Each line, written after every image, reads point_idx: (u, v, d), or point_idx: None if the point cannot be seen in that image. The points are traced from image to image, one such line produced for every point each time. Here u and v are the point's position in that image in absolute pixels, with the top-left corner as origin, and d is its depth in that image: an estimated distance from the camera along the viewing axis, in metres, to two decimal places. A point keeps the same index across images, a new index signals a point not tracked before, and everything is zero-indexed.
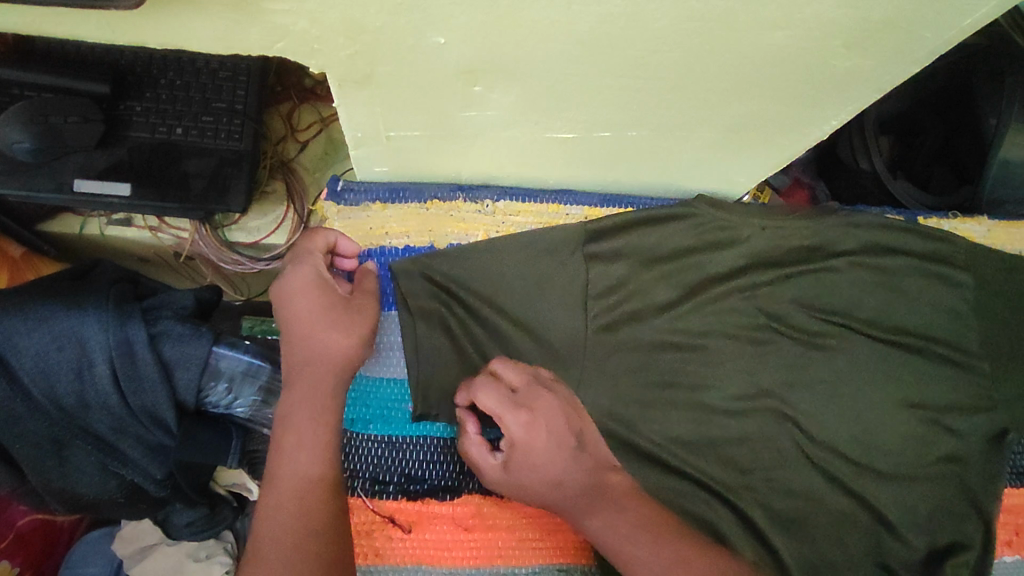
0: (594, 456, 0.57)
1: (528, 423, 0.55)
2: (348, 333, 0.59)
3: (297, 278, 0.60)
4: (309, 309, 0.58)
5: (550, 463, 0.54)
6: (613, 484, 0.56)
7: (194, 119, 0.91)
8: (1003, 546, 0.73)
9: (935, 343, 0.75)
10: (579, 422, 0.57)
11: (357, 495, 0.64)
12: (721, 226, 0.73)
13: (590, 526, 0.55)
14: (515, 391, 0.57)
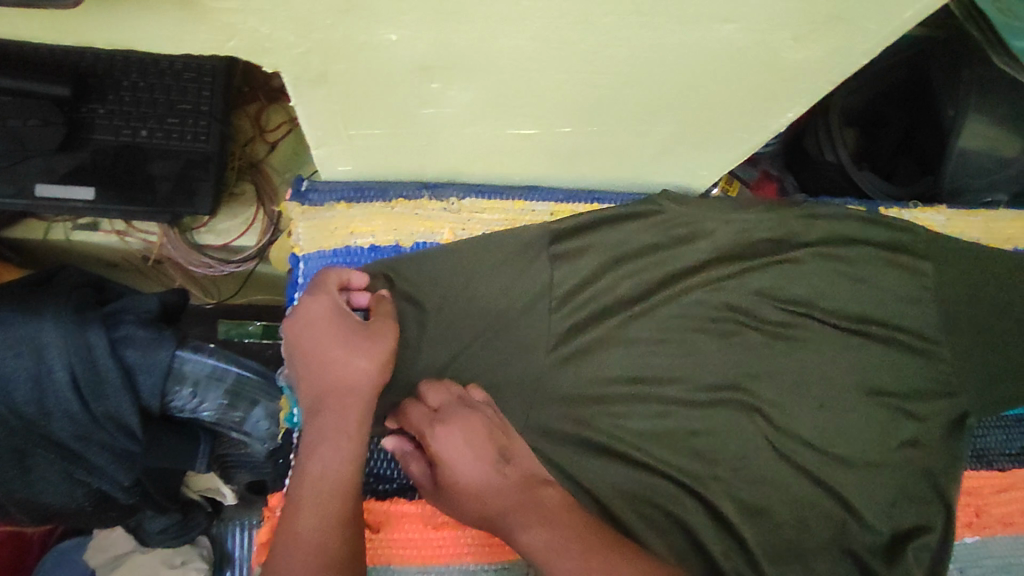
0: (522, 471, 0.56)
1: (444, 437, 0.56)
2: (366, 356, 0.57)
3: (308, 313, 0.58)
4: (325, 340, 0.57)
5: (472, 477, 0.55)
6: (544, 498, 0.55)
7: (159, 121, 0.90)
8: (963, 528, 0.74)
9: (896, 330, 0.77)
10: (505, 438, 0.57)
11: None
12: (685, 220, 0.74)
13: (522, 542, 0.52)
14: (436, 408, 0.58)
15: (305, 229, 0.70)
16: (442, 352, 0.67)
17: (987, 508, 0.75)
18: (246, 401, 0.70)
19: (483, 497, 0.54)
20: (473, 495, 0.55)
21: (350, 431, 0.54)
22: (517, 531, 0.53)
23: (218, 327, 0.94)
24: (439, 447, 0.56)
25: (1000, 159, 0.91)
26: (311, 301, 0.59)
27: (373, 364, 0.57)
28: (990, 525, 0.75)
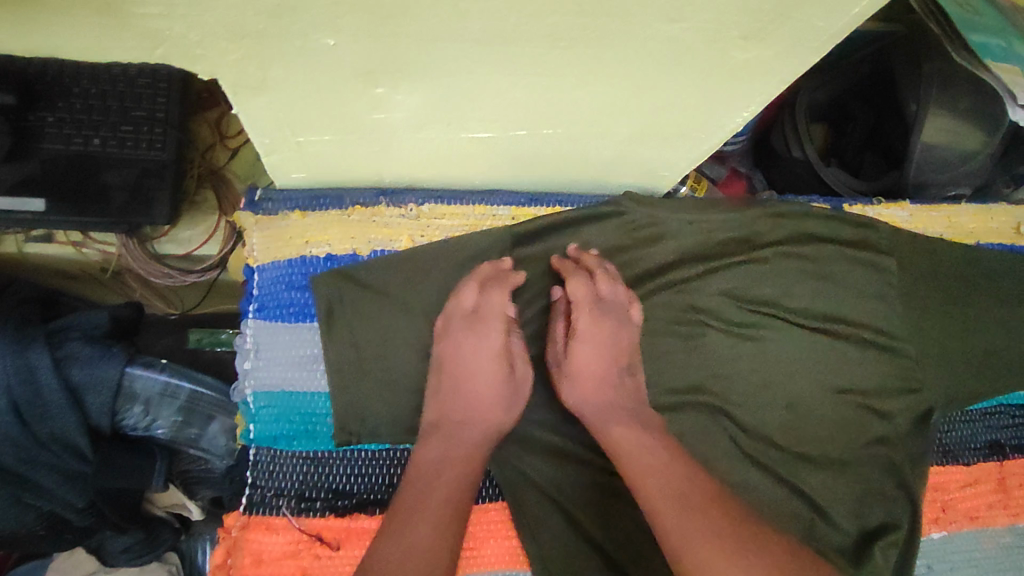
0: (637, 386, 0.68)
1: (597, 327, 0.67)
2: (502, 411, 0.65)
3: (477, 343, 0.65)
4: (482, 383, 0.64)
5: (601, 367, 0.66)
6: (647, 415, 0.65)
7: (113, 129, 0.88)
8: (930, 523, 0.74)
9: (861, 329, 0.77)
10: (631, 355, 0.69)
11: (283, 515, 0.62)
12: (649, 222, 0.73)
13: (613, 433, 0.63)
14: (602, 296, 0.68)
15: (259, 239, 0.68)
16: (405, 362, 0.67)
17: (953, 503, 0.76)
18: (201, 417, 0.68)
19: (603, 386, 0.66)
20: (592, 383, 0.66)
21: (475, 452, 0.62)
22: (611, 426, 0.64)
23: (189, 335, 0.97)
24: (589, 333, 0.66)
25: (964, 153, 0.91)
26: (484, 334, 0.65)
27: (504, 419, 0.65)
28: (955, 519, 0.75)
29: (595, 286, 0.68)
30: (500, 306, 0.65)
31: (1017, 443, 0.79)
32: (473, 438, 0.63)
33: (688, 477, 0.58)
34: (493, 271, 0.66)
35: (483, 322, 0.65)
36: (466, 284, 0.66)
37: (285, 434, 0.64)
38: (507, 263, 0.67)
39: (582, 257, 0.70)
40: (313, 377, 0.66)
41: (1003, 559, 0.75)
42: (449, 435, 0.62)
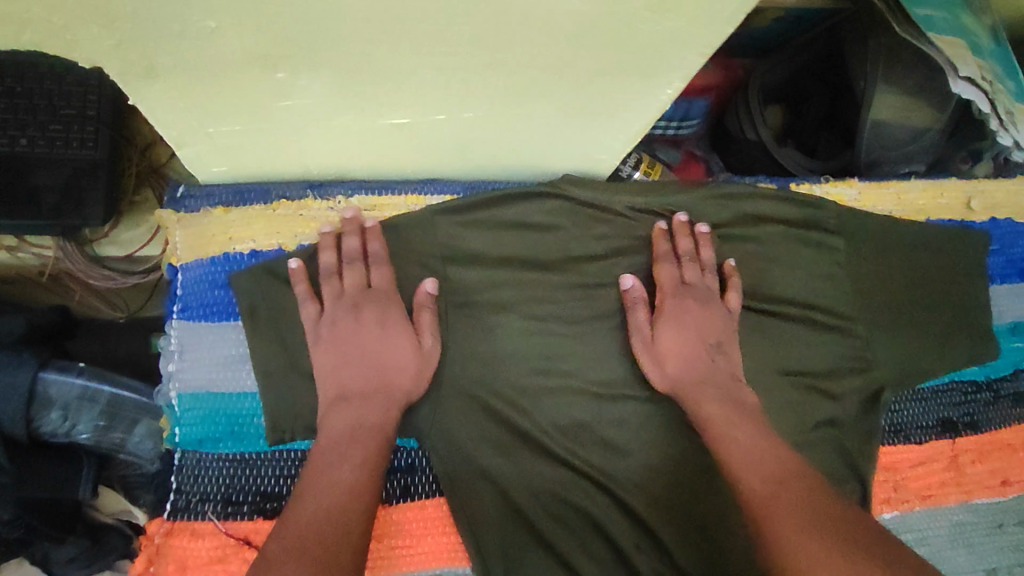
0: (730, 367, 0.69)
1: (682, 309, 0.70)
2: (411, 378, 0.64)
3: (365, 316, 0.64)
4: (384, 353, 0.63)
5: (689, 346, 0.69)
6: (741, 397, 0.67)
7: (40, 128, 0.83)
8: (881, 503, 0.73)
9: (809, 309, 0.75)
10: (725, 336, 0.70)
11: (209, 520, 0.60)
12: (587, 203, 0.72)
13: (706, 412, 0.65)
14: (688, 279, 0.71)
15: (182, 237, 0.67)
16: None
17: (905, 482, 0.74)
18: (126, 421, 0.66)
19: (692, 366, 0.68)
20: (681, 362, 0.68)
21: (386, 420, 0.61)
22: (702, 404, 0.66)
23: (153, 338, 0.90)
24: (676, 314, 0.70)
25: (915, 129, 0.89)
26: (367, 310, 0.64)
27: (416, 387, 0.64)
28: (907, 498, 0.74)
29: (682, 270, 0.71)
30: (375, 279, 0.65)
31: (969, 420, 0.77)
32: (384, 402, 0.62)
33: (759, 452, 0.61)
34: (377, 246, 0.66)
35: (364, 299, 0.64)
36: (345, 265, 0.65)
37: (209, 438, 0.62)
38: (371, 222, 0.66)
39: (676, 235, 0.72)
40: (238, 377, 0.64)
41: (956, 536, 0.74)
42: (358, 404, 0.61)
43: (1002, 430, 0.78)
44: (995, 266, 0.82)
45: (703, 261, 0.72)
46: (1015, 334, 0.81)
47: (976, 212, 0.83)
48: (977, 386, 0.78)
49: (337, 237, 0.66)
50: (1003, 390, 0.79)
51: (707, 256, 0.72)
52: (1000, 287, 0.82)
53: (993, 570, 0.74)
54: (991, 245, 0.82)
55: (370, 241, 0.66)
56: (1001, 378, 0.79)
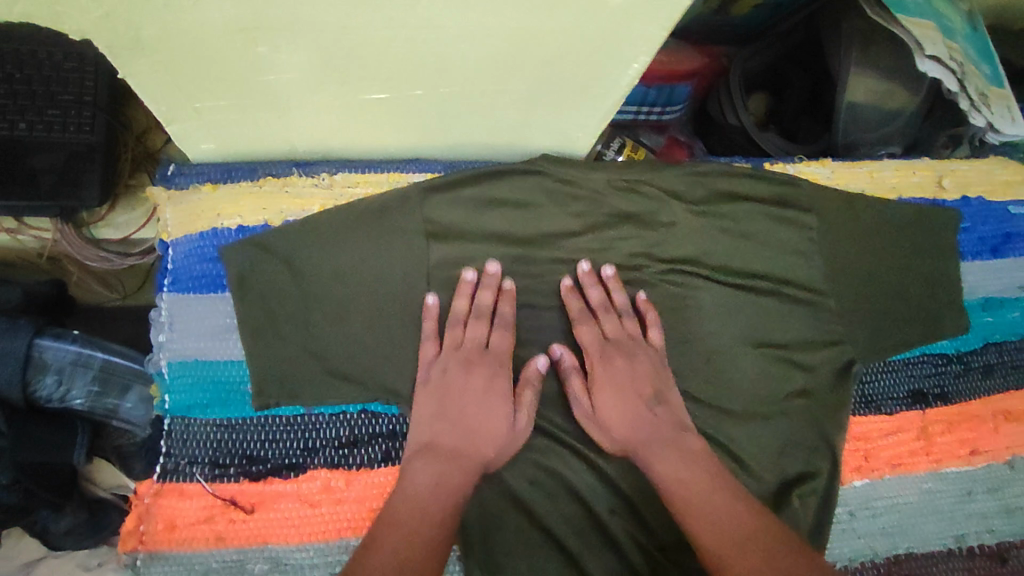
0: (671, 413, 0.69)
1: (612, 369, 0.70)
2: (497, 448, 0.65)
3: (479, 377, 0.67)
4: (485, 417, 0.66)
5: (624, 407, 0.69)
6: (687, 441, 0.67)
7: (38, 114, 0.85)
8: (852, 472, 0.75)
9: (781, 284, 0.78)
10: (657, 382, 0.70)
11: (197, 481, 0.62)
12: (564, 181, 0.74)
13: (658, 471, 0.65)
14: (609, 334, 0.71)
15: (172, 213, 0.69)
16: (320, 329, 0.67)
17: (876, 452, 0.76)
18: (118, 386, 0.70)
19: (634, 424, 0.68)
20: (624, 423, 0.68)
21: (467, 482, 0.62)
22: (653, 461, 0.66)
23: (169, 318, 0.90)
24: (602, 374, 0.70)
25: (890, 111, 0.91)
26: (480, 372, 0.68)
27: (498, 457, 0.65)
28: (877, 467, 0.76)
29: (602, 326, 0.72)
30: (476, 334, 0.68)
31: (939, 391, 0.79)
32: (470, 465, 0.63)
33: (724, 512, 0.61)
34: (507, 309, 0.69)
35: (471, 358, 0.68)
36: (470, 318, 0.68)
37: (197, 403, 0.64)
38: (507, 284, 0.69)
39: (585, 288, 0.72)
40: (224, 345, 0.66)
41: (926, 504, 0.76)
42: (444, 460, 0.63)
43: (972, 401, 0.80)
44: (966, 243, 0.84)
45: (618, 309, 0.72)
46: (985, 309, 0.83)
47: (948, 190, 0.85)
48: (947, 359, 0.80)
49: (472, 288, 0.69)
50: (973, 363, 0.81)
51: (620, 300, 0.73)
52: (971, 263, 0.84)
53: (962, 537, 0.76)
54: (963, 223, 0.84)
55: (501, 303, 0.69)
56: (972, 351, 0.81)
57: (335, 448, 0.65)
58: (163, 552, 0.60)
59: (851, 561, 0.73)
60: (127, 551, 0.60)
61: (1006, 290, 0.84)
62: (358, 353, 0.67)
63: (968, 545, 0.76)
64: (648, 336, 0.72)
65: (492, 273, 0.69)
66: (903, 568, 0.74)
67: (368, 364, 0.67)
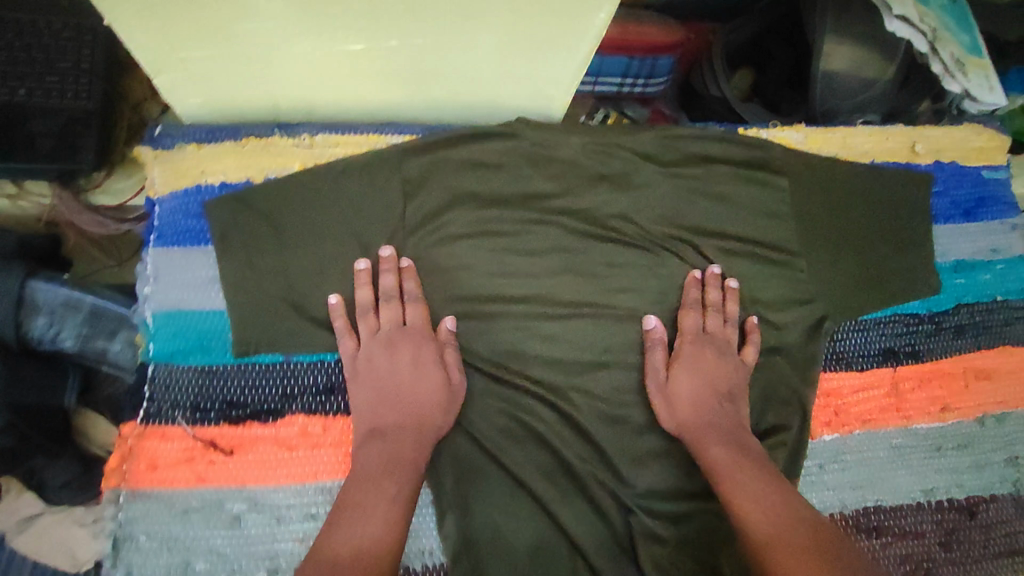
0: (740, 418, 0.72)
1: (699, 356, 0.73)
2: (439, 411, 0.66)
3: (392, 358, 0.67)
4: (417, 387, 0.66)
5: (701, 391, 0.72)
6: (748, 443, 0.69)
7: (38, 80, 0.87)
8: (822, 426, 0.76)
9: (754, 245, 0.79)
10: (738, 388, 0.73)
11: (179, 424, 0.64)
12: (540, 143, 0.76)
13: (711, 454, 0.68)
14: (711, 328, 0.75)
15: (157, 171, 0.71)
16: (298, 281, 0.68)
17: (846, 407, 0.77)
18: (107, 332, 0.73)
19: (704, 410, 0.71)
20: (690, 406, 0.71)
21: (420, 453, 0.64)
22: (708, 445, 0.69)
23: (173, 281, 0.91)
24: (690, 361, 0.73)
25: (866, 81, 0.93)
26: (394, 352, 0.68)
27: (444, 418, 0.67)
28: (847, 422, 0.77)
29: (705, 319, 0.75)
30: (391, 318, 0.68)
31: (911, 350, 0.80)
32: (416, 435, 0.64)
33: (766, 495, 0.63)
34: (412, 285, 0.70)
35: (389, 342, 0.68)
36: (381, 303, 0.69)
37: (180, 352, 0.66)
38: (407, 262, 0.69)
39: (707, 286, 0.76)
40: (206, 296, 0.68)
41: (895, 458, 0.77)
42: (392, 438, 0.64)
43: (944, 359, 0.81)
44: (940, 206, 0.85)
45: (728, 313, 0.76)
46: (957, 271, 0.84)
47: (921, 155, 0.86)
48: (919, 319, 0.81)
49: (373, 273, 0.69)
50: (945, 323, 0.82)
51: (734, 308, 0.76)
52: (944, 226, 0.85)
53: (931, 490, 0.77)
54: (936, 187, 0.86)
55: (407, 279, 0.69)
56: (943, 312, 0.82)
57: (313, 395, 0.67)
58: (145, 491, 0.62)
59: (819, 513, 0.74)
60: (109, 489, 0.62)
61: (977, 253, 0.85)
62: (335, 304, 0.68)
63: (937, 499, 0.77)
64: (744, 351, 0.75)
65: (388, 256, 0.69)
66: (871, 520, 0.75)
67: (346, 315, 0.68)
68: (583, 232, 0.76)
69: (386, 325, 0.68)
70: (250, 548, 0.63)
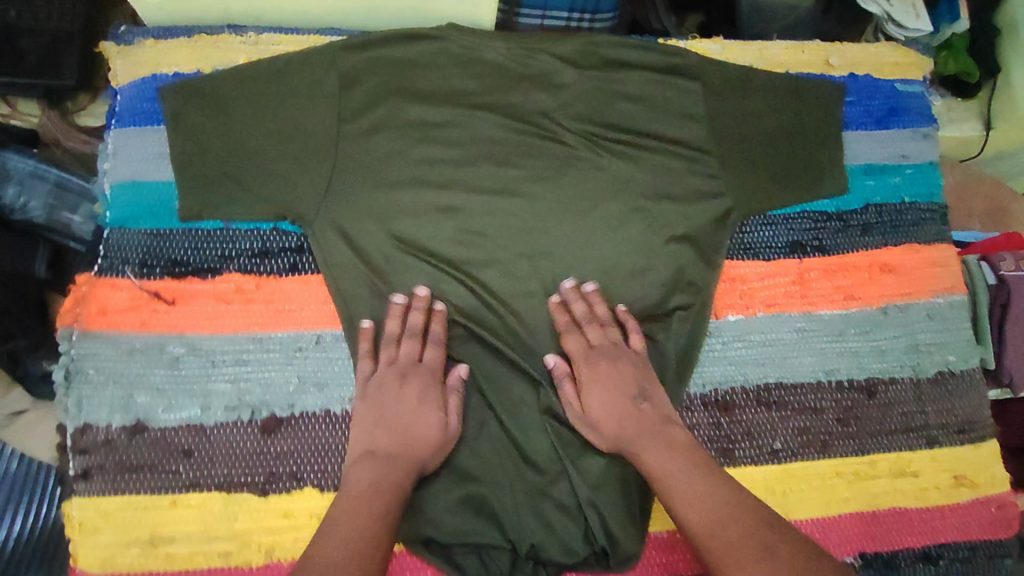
0: (659, 410, 0.73)
1: (595, 371, 0.74)
2: (432, 450, 0.69)
3: (406, 392, 0.71)
4: (419, 423, 0.69)
5: (608, 406, 0.72)
6: (672, 436, 0.70)
7: (28, 3, 0.97)
8: (726, 308, 0.82)
9: (669, 143, 0.84)
10: (644, 381, 0.74)
11: (127, 277, 0.72)
12: (466, 47, 0.82)
13: (648, 459, 0.69)
14: (594, 341, 0.75)
15: (120, 64, 0.79)
16: (237, 158, 0.75)
17: (751, 291, 0.83)
18: (71, 203, 0.83)
19: (621, 420, 0.71)
20: (611, 421, 0.72)
21: (405, 475, 0.66)
22: (641, 452, 0.70)
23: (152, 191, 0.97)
24: (590, 377, 0.74)
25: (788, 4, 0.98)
26: (406, 385, 0.71)
27: (432, 456, 0.69)
28: (751, 305, 0.82)
29: (587, 335, 0.76)
30: (411, 352, 0.73)
31: (818, 244, 0.85)
32: (405, 462, 0.67)
33: (707, 491, 0.65)
34: (438, 328, 0.74)
35: (405, 373, 0.72)
36: (403, 335, 0.73)
37: (132, 217, 0.74)
38: (439, 306, 0.75)
39: (569, 303, 0.77)
40: (155, 169, 0.75)
41: (799, 342, 0.82)
42: (381, 463, 0.66)
43: (851, 253, 0.86)
44: (851, 115, 0.89)
45: (601, 319, 0.76)
46: (867, 174, 0.88)
47: (835, 67, 0.91)
48: (827, 216, 0.86)
49: (404, 309, 0.74)
50: (853, 221, 0.87)
51: (603, 312, 0.77)
52: (854, 133, 0.89)
53: (832, 371, 0.82)
54: (848, 97, 0.90)
55: (432, 323, 0.74)
56: (852, 211, 0.87)
57: (248, 257, 0.74)
58: (95, 331, 0.70)
59: (720, 385, 0.80)
60: (63, 327, 0.70)
61: (889, 158, 0.90)
62: (269, 180, 0.75)
63: (838, 379, 0.82)
64: (630, 342, 0.77)
65: (421, 295, 0.75)
66: (772, 395, 0.80)
67: (278, 190, 0.75)
68: (505, 125, 0.81)
69: (411, 354, 0.73)
70: (186, 385, 0.70)
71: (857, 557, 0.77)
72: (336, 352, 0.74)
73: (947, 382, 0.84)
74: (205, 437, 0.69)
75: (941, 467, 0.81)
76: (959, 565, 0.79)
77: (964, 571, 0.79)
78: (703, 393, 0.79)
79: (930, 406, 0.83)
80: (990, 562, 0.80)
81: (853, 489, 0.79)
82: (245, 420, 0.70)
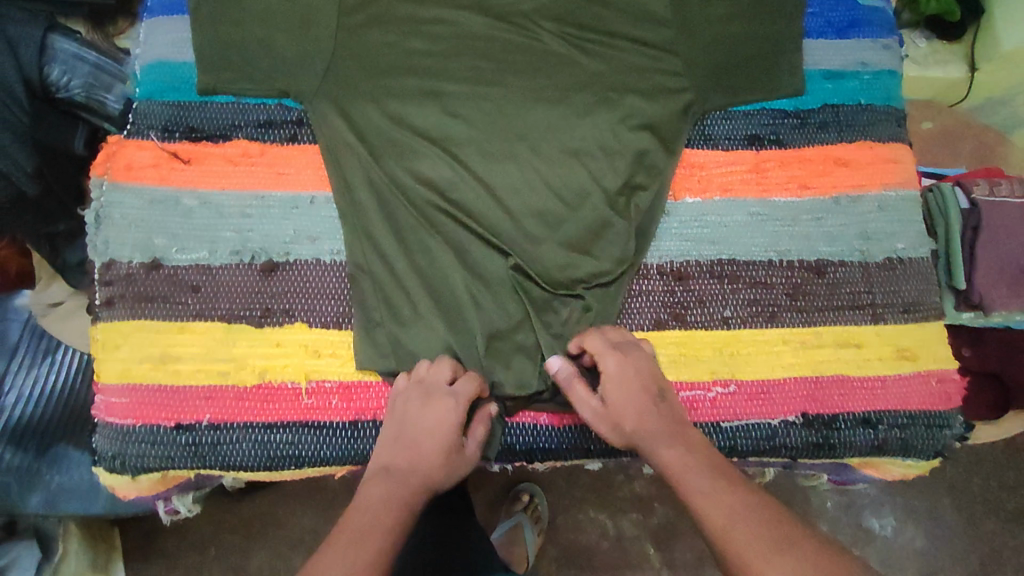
0: (673, 412, 0.75)
1: (619, 363, 0.76)
2: (443, 474, 0.70)
3: (427, 415, 0.73)
4: (439, 444, 0.71)
5: (636, 400, 0.74)
6: (688, 436, 0.73)
7: None
8: (685, 191, 0.90)
9: (637, 43, 0.91)
10: (662, 384, 0.77)
11: (152, 139, 0.83)
12: None
13: (663, 455, 0.70)
14: (614, 341, 0.79)
15: None
16: (246, 43, 0.85)
17: (709, 177, 0.90)
18: (105, 84, 0.94)
19: (642, 415, 0.74)
20: (627, 412, 0.74)
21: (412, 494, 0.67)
22: (658, 447, 0.71)
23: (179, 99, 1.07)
24: (615, 375, 0.76)
25: None
26: (431, 405, 0.74)
27: (445, 480, 0.71)
28: (708, 189, 0.90)
29: (606, 336, 0.79)
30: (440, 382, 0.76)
31: (775, 137, 0.92)
32: (417, 482, 0.68)
33: (735, 495, 0.65)
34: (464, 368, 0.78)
35: (428, 393, 0.75)
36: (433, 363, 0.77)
37: (158, 91, 0.85)
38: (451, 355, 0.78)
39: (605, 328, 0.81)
40: (179, 51, 0.87)
41: (752, 224, 0.89)
42: (397, 477, 0.68)
43: (806, 147, 0.92)
44: (812, 25, 0.96)
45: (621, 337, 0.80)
46: (826, 78, 0.95)
47: None
48: (786, 113, 0.93)
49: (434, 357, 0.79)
50: (811, 119, 0.93)
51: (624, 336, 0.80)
52: (815, 41, 0.96)
53: (784, 252, 0.88)
54: (809, 9, 0.97)
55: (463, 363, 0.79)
56: (809, 110, 0.94)
57: (255, 127, 0.85)
58: (121, 182, 0.81)
59: (675, 258, 0.87)
60: (97, 176, 0.81)
61: (848, 64, 0.96)
62: (273, 64, 0.85)
63: (789, 259, 0.88)
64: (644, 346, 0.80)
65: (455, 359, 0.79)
66: (724, 269, 0.87)
67: (282, 72, 0.85)
68: (486, 23, 0.90)
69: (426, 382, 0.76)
70: (196, 229, 0.81)
71: (747, 424, 0.84)
72: (327, 210, 0.83)
73: (896, 267, 0.89)
74: (211, 276, 0.80)
75: (886, 341, 0.87)
76: (898, 431, 0.85)
77: (903, 437, 0.85)
78: (660, 264, 0.87)
79: (879, 287, 0.89)
80: (928, 431, 0.85)
81: (799, 356, 0.85)
82: (246, 261, 0.81)
